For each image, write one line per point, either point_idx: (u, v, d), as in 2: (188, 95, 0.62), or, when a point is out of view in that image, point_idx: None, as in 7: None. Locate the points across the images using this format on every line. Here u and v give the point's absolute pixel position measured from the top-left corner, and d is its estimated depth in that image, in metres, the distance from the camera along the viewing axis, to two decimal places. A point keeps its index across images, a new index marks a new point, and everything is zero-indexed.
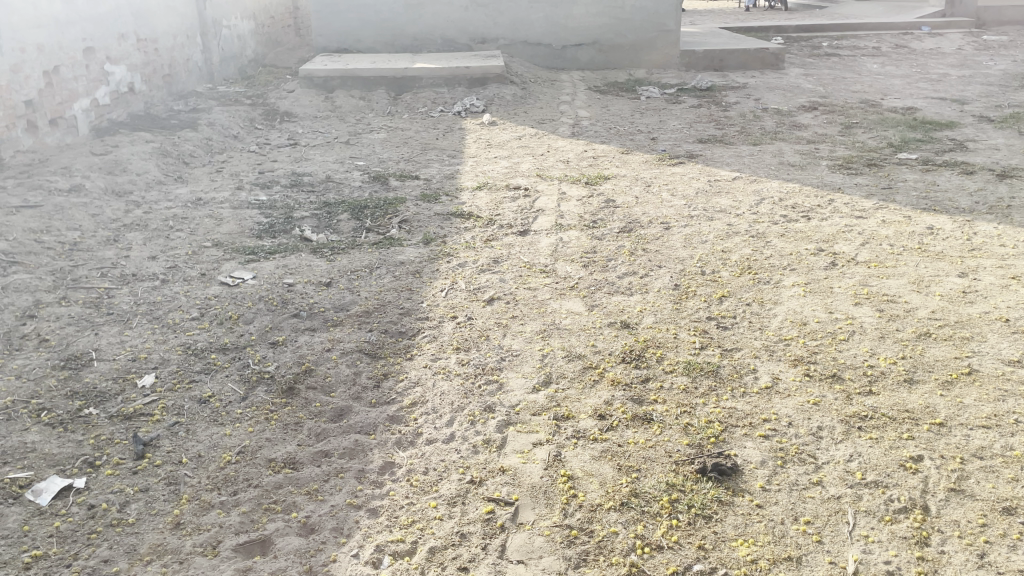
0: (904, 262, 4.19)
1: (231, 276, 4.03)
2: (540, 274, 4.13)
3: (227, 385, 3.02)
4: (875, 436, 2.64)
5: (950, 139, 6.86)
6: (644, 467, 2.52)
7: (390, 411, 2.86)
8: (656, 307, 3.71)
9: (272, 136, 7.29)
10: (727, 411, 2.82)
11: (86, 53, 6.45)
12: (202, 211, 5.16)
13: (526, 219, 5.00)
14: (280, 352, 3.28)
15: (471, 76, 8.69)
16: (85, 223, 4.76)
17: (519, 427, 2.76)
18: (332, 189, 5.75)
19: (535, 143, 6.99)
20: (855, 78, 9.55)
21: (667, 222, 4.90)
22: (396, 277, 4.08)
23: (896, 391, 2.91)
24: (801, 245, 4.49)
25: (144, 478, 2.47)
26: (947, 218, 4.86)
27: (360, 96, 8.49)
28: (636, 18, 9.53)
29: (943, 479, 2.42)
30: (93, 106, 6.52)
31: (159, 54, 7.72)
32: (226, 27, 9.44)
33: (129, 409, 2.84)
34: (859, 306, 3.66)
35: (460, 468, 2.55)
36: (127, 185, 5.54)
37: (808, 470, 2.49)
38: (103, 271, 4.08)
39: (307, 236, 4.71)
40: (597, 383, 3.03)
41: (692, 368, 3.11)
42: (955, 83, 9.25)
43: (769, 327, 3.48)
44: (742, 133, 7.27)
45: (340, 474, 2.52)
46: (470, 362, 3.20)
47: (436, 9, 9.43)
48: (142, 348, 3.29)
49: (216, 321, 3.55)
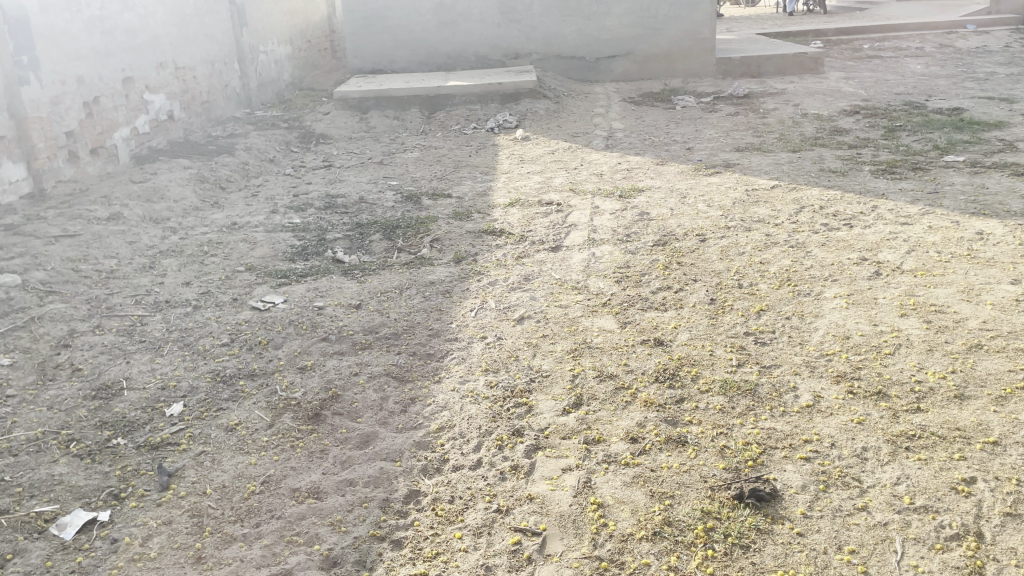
0: (953, 270, 4.01)
1: (262, 300, 4.03)
2: (572, 291, 4.05)
3: (254, 412, 3.00)
4: (924, 457, 2.50)
5: (999, 139, 6.62)
6: (678, 494, 2.42)
7: (416, 437, 2.81)
8: (691, 323, 3.60)
9: (307, 158, 7.34)
10: (766, 433, 2.70)
11: (125, 83, 6.57)
12: (236, 236, 5.19)
13: (558, 234, 4.93)
14: (308, 377, 3.25)
15: (504, 92, 8.67)
16: (121, 250, 4.82)
17: (548, 452, 2.68)
18: (366, 209, 5.74)
19: (569, 157, 6.92)
20: (898, 80, 9.30)
21: (703, 234, 4.79)
22: (426, 297, 4.04)
23: (947, 407, 2.76)
24: (843, 254, 4.34)
25: (167, 511, 2.45)
26: (998, 222, 4.66)
27: (394, 116, 8.52)
28: (670, 28, 9.42)
29: (998, 503, 2.26)
30: (133, 134, 6.64)
31: (198, 81, 7.85)
32: (264, 53, 9.58)
33: (156, 439, 2.83)
34: (905, 317, 3.50)
35: (487, 496, 2.48)
36: (165, 212, 5.61)
37: (852, 495, 2.35)
38: (137, 299, 4.12)
39: (339, 258, 4.69)
40: (629, 404, 2.94)
41: (729, 388, 3.00)
42: (1003, 82, 8.95)
43: (811, 342, 3.35)
44: (781, 140, 7.10)
45: (365, 504, 2.46)
46: (499, 384, 3.13)
47: (469, 27, 9.44)
48: (172, 375, 3.29)
49: (246, 347, 3.54)
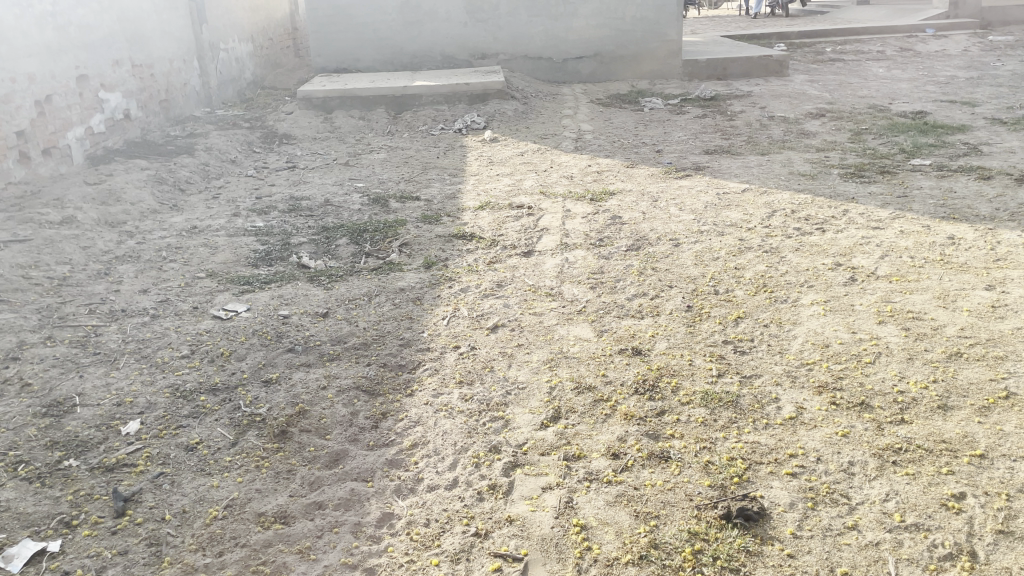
0: (928, 275, 4.00)
1: (224, 309, 3.86)
2: (546, 298, 3.95)
3: (216, 429, 2.85)
4: (912, 471, 2.44)
5: (964, 143, 6.68)
6: (663, 513, 2.33)
7: (389, 455, 2.69)
8: (669, 331, 3.52)
9: (270, 159, 7.15)
10: (750, 447, 2.63)
11: (79, 81, 6.32)
12: (196, 240, 5.01)
13: (529, 238, 4.83)
14: (273, 391, 3.11)
15: (471, 92, 8.55)
16: (75, 257, 4.61)
17: (527, 469, 2.58)
18: (331, 213, 5.59)
19: (538, 159, 6.82)
20: (862, 83, 9.37)
21: (676, 239, 4.72)
22: (395, 305, 3.91)
23: (930, 419, 2.72)
24: (817, 259, 4.30)
25: (123, 539, 2.31)
26: (968, 227, 4.66)
27: (359, 116, 8.35)
28: (637, 29, 9.40)
29: (989, 520, 2.21)
30: (88, 134, 6.39)
31: (155, 79, 7.60)
32: (224, 50, 9.34)
33: (111, 460, 2.67)
34: (883, 325, 3.46)
35: (464, 518, 2.37)
36: (121, 215, 5.40)
37: (841, 513, 2.29)
38: (91, 308, 3.93)
39: (304, 263, 4.55)
40: (609, 418, 2.84)
41: (711, 400, 2.92)
42: (964, 85, 9.08)
43: (790, 351, 3.29)
44: (750, 143, 7.09)
45: (335, 529, 2.34)
46: (474, 398, 3.02)
47: (435, 26, 9.30)
48: (128, 390, 3.12)
49: (208, 359, 3.38)
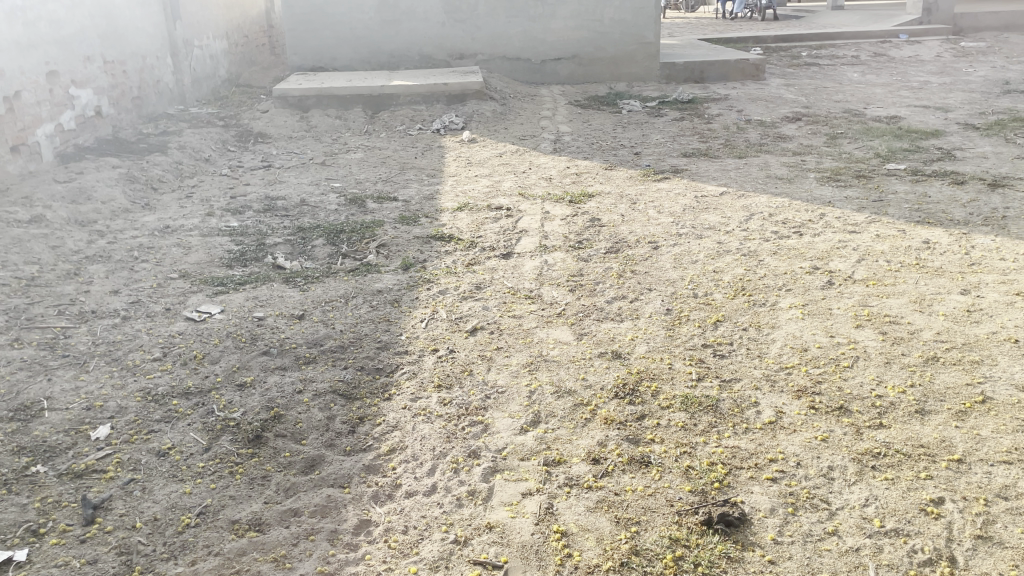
0: (904, 279, 4.02)
1: (198, 310, 3.79)
2: (525, 301, 3.93)
3: (189, 434, 2.79)
4: (891, 476, 2.45)
5: (938, 148, 6.75)
6: (645, 519, 2.31)
7: (366, 460, 2.65)
8: (648, 334, 3.51)
9: (245, 158, 7.07)
10: (730, 451, 2.62)
11: (49, 77, 6.20)
12: (169, 240, 4.92)
13: (508, 240, 4.81)
14: (248, 395, 3.05)
15: (449, 93, 8.51)
16: (43, 256, 4.51)
17: (506, 475, 2.55)
18: (308, 213, 5.52)
19: (517, 160, 6.80)
20: (837, 88, 9.46)
21: (655, 242, 4.72)
22: (373, 307, 3.87)
23: (909, 423, 2.73)
24: (795, 263, 4.32)
25: (92, 548, 2.25)
26: (943, 232, 4.71)
27: (336, 115, 8.27)
28: (615, 32, 9.43)
29: (968, 525, 2.22)
30: (58, 131, 6.27)
31: (127, 76, 7.47)
32: (198, 47, 9.22)
33: (80, 466, 2.61)
34: (861, 329, 3.48)
35: (443, 525, 2.34)
36: (92, 214, 5.29)
37: (822, 518, 2.29)
38: (60, 309, 3.84)
39: (280, 264, 4.49)
40: (589, 422, 2.82)
41: (691, 404, 2.91)
42: (937, 90, 9.19)
43: (769, 355, 3.29)
44: (727, 146, 7.12)
45: (311, 536, 2.30)
46: (452, 402, 2.98)
47: (413, 25, 9.24)
48: (99, 394, 3.05)
49: (180, 362, 3.31)
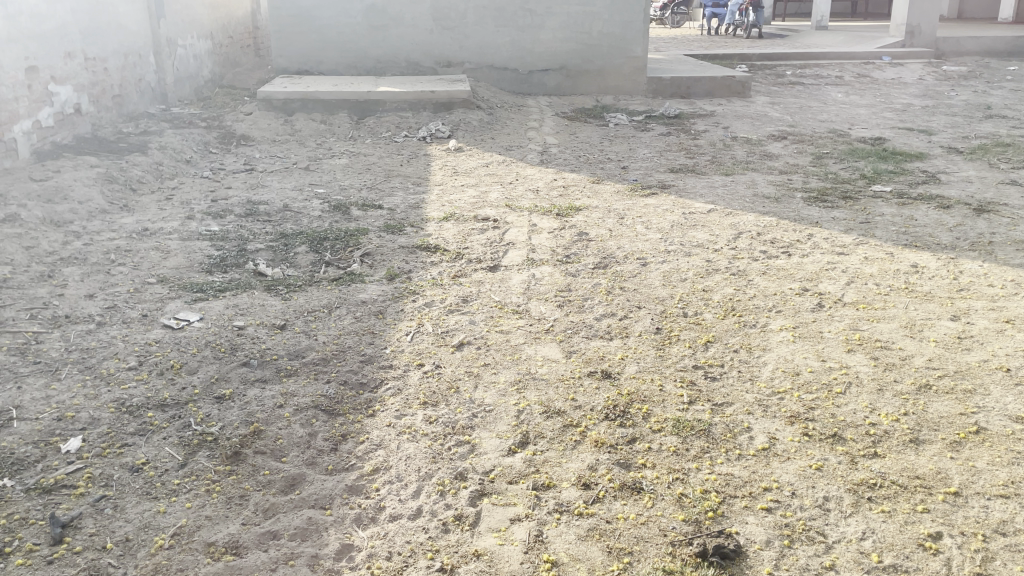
0: (893, 303, 4.00)
1: (175, 318, 3.68)
2: (513, 316, 3.85)
3: (164, 449, 2.68)
4: (887, 509, 2.40)
5: (922, 171, 6.77)
6: (637, 550, 2.25)
7: (348, 480, 2.56)
8: (639, 354, 3.45)
9: (227, 160, 6.95)
10: (724, 479, 2.56)
11: (28, 72, 6.06)
12: (147, 243, 4.80)
13: (495, 252, 4.73)
14: (226, 409, 2.95)
15: (436, 100, 8.41)
16: (16, 256, 4.37)
17: (493, 499, 2.47)
18: (290, 219, 5.41)
19: (504, 171, 6.74)
20: (821, 107, 9.50)
21: (644, 258, 4.66)
22: (357, 318, 3.77)
23: (903, 453, 2.68)
24: (784, 283, 4.28)
25: (59, 570, 2.14)
26: (930, 256, 4.70)
27: (320, 119, 8.16)
28: (603, 45, 9.42)
29: (967, 562, 2.17)
30: (35, 128, 6.12)
31: (109, 74, 7.33)
32: (182, 47, 9.07)
33: (49, 481, 2.49)
34: (852, 353, 3.44)
35: (428, 552, 2.26)
36: (68, 214, 5.16)
37: (818, 552, 2.23)
38: (33, 312, 3.71)
39: (261, 270, 4.37)
40: (578, 445, 2.75)
41: (682, 428, 2.85)
42: (920, 113, 9.25)
43: (761, 378, 3.24)
44: (714, 162, 7.10)
45: (290, 561, 2.21)
46: (438, 420, 2.90)
47: (400, 32, 9.15)
48: (70, 404, 2.93)
49: (156, 372, 3.20)
